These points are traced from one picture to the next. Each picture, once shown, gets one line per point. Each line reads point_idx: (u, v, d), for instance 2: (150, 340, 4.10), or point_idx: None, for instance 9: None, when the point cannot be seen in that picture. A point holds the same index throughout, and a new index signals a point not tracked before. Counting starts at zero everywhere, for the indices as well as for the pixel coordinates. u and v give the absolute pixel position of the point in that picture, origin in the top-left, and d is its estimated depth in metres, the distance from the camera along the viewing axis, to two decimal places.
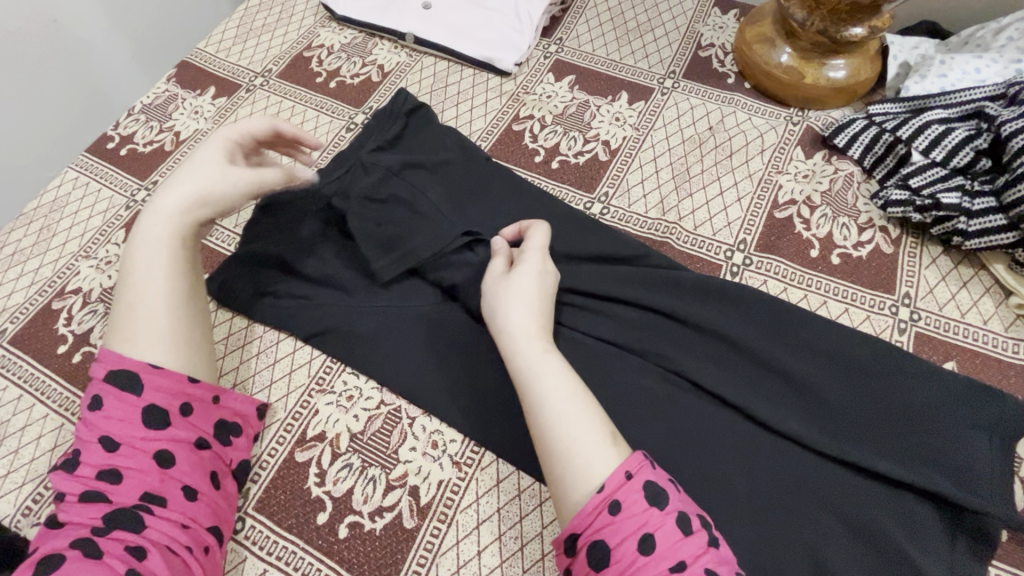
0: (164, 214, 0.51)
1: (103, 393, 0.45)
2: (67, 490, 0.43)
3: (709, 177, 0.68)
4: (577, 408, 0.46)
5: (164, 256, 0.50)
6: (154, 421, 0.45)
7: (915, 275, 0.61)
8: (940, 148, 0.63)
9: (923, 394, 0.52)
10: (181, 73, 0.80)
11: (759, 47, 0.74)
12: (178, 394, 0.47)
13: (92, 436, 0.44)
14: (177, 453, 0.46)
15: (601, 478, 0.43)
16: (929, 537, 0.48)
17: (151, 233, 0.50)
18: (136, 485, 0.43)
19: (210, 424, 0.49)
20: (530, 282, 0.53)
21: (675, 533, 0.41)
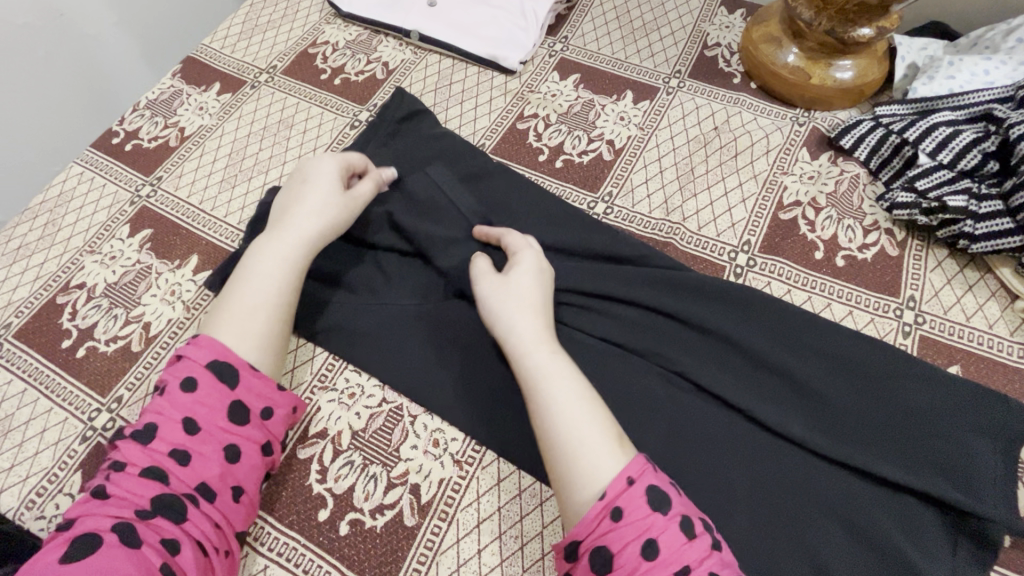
0: (289, 236, 0.55)
1: (198, 376, 0.47)
2: (133, 459, 0.44)
3: (714, 177, 0.68)
4: (588, 408, 0.47)
5: (282, 275, 0.53)
6: (236, 417, 0.47)
7: (920, 277, 0.61)
8: (948, 151, 0.63)
9: (928, 399, 0.52)
10: (186, 69, 0.80)
11: (766, 46, 0.73)
12: (262, 397, 0.49)
13: (175, 415, 0.46)
14: (245, 453, 0.47)
15: (605, 482, 0.43)
16: (930, 541, 0.48)
17: (274, 255, 0.53)
18: (200, 475, 0.45)
19: (283, 430, 0.50)
20: (536, 282, 0.55)
21: (678, 537, 0.41)
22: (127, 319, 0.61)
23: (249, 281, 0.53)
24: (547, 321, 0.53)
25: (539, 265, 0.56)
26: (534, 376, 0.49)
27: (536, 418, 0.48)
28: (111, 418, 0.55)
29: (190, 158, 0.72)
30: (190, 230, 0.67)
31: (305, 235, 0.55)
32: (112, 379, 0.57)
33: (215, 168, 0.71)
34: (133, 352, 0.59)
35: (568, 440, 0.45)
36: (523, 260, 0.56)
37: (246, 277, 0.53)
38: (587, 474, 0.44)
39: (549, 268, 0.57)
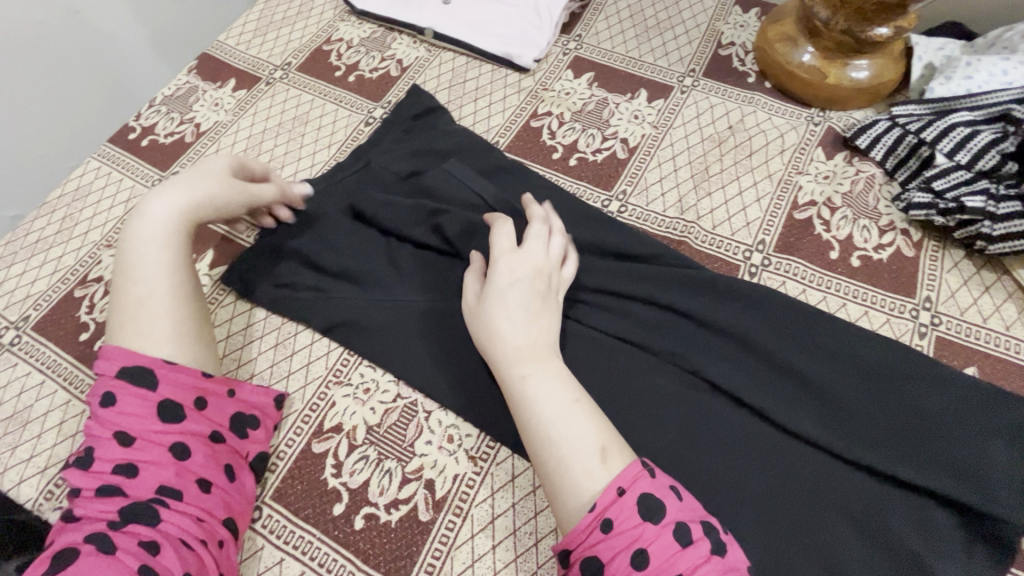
0: (158, 218, 0.52)
1: (115, 389, 0.46)
2: (82, 486, 0.43)
3: (728, 176, 0.68)
4: (569, 424, 0.46)
5: (164, 259, 0.52)
6: (168, 416, 0.46)
7: (936, 278, 0.60)
8: (965, 151, 0.62)
9: (944, 401, 0.52)
10: (201, 65, 0.81)
11: (781, 46, 0.73)
12: (191, 389, 0.48)
13: (105, 432, 0.45)
14: (194, 446, 0.47)
15: (595, 494, 0.43)
16: (946, 542, 0.48)
17: (147, 239, 0.52)
18: (153, 479, 0.44)
19: (226, 416, 0.50)
20: (516, 292, 0.52)
21: (672, 546, 0.40)
22: None
23: (131, 270, 0.51)
24: (533, 331, 0.51)
25: (523, 271, 0.53)
26: (515, 396, 0.48)
27: (524, 428, 0.47)
28: None
29: (206, 154, 0.72)
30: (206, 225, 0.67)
31: (178, 212, 0.53)
32: None
33: None
34: None
35: (549, 462, 0.45)
36: (500, 271, 0.53)
37: (124, 266, 0.51)
38: (570, 494, 0.44)
39: (528, 267, 0.54)
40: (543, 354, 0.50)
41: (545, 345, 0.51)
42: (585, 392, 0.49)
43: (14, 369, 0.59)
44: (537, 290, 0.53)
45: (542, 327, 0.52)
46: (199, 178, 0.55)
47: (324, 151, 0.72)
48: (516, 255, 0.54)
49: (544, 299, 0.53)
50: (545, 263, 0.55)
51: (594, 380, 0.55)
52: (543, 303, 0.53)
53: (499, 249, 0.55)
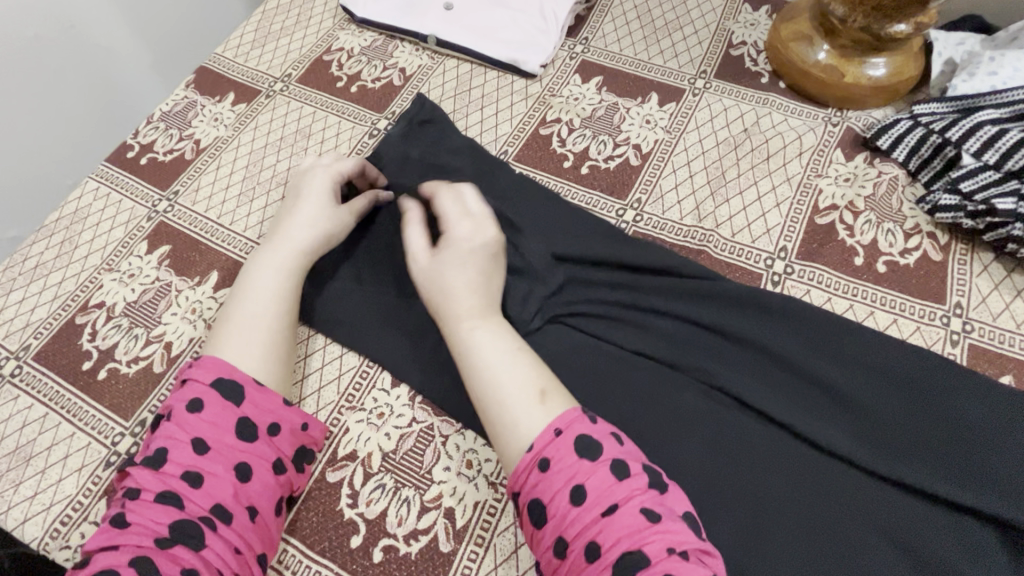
0: (286, 241, 0.57)
1: (203, 396, 0.47)
2: (146, 485, 0.43)
3: (745, 181, 0.66)
4: (512, 373, 0.48)
5: (275, 286, 0.54)
6: (243, 433, 0.47)
7: (966, 283, 0.58)
8: (993, 151, 0.60)
9: (982, 413, 0.50)
10: (199, 80, 0.79)
11: (795, 45, 0.71)
12: (268, 412, 0.48)
13: (183, 435, 0.45)
14: (257, 471, 0.46)
15: (534, 435, 0.45)
16: (991, 562, 0.46)
17: (265, 265, 0.55)
18: (212, 497, 0.44)
19: (293, 447, 0.49)
20: (466, 254, 0.54)
21: (608, 480, 0.42)
22: (148, 339, 0.59)
23: (245, 293, 0.54)
24: (479, 289, 0.53)
25: (469, 228, 0.55)
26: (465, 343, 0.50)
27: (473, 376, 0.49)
28: (136, 442, 0.54)
29: (206, 171, 0.71)
30: (208, 245, 0.65)
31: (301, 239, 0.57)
32: (135, 402, 0.56)
33: (233, 180, 0.70)
34: (156, 373, 0.57)
35: (492, 406, 0.47)
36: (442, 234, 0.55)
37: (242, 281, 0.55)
38: (512, 437, 0.45)
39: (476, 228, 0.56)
40: (484, 307, 0.52)
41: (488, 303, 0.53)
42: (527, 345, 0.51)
43: (16, 401, 0.57)
44: (486, 249, 0.55)
45: (485, 284, 0.54)
46: (316, 206, 0.59)
47: None
48: (469, 220, 0.56)
49: (488, 258, 0.55)
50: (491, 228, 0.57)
51: (617, 401, 0.54)
52: (491, 264, 0.55)
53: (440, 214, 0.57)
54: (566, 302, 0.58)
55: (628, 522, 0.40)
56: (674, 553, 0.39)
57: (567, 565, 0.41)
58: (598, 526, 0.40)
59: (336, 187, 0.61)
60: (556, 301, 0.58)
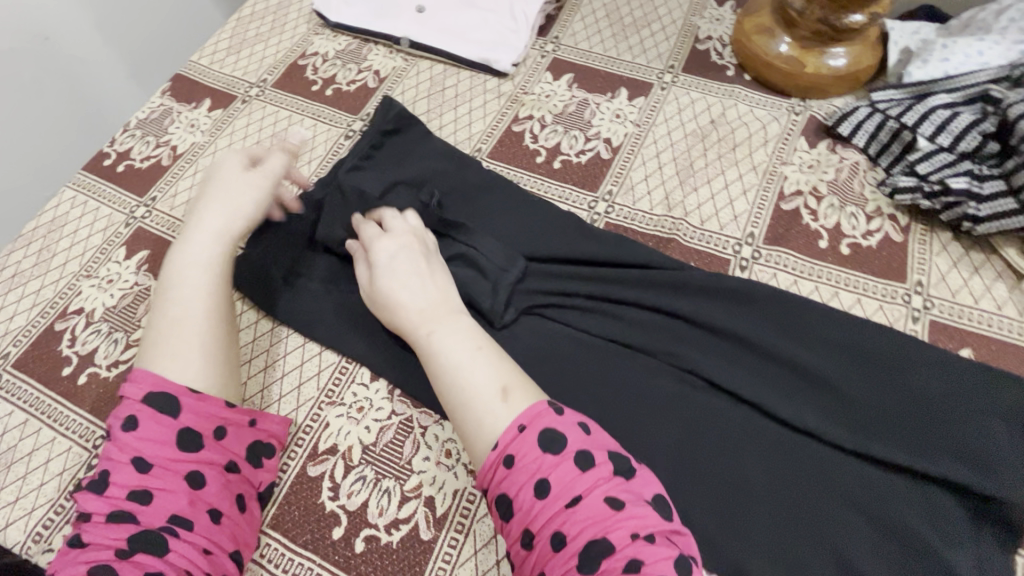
0: (203, 236, 0.55)
1: (138, 413, 0.46)
2: (94, 509, 0.43)
3: (713, 171, 0.68)
4: (469, 373, 0.48)
5: (201, 284, 0.53)
6: (186, 443, 0.46)
7: (926, 262, 0.60)
8: (947, 134, 0.62)
9: (942, 385, 0.52)
10: (176, 87, 0.79)
11: (758, 37, 0.73)
12: (211, 417, 0.48)
13: (123, 456, 0.44)
14: (209, 476, 0.46)
15: (499, 432, 0.45)
16: (955, 528, 0.47)
17: (189, 266, 0.53)
18: (166, 508, 0.44)
19: (244, 446, 0.49)
20: (399, 264, 0.56)
21: (572, 472, 0.42)
22: (128, 343, 0.60)
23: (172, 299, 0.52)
24: (424, 297, 0.54)
25: (403, 238, 0.58)
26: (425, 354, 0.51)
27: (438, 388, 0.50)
28: None
29: (184, 177, 0.71)
30: None
31: (211, 232, 0.55)
32: (115, 405, 0.56)
33: None
34: None
35: (460, 409, 0.48)
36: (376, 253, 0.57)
37: (165, 286, 0.53)
38: (478, 436, 0.46)
39: (407, 242, 0.57)
40: (429, 311, 0.53)
41: (437, 306, 0.54)
42: (486, 339, 0.52)
43: None
44: (419, 256, 0.57)
45: (430, 289, 0.55)
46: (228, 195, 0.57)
47: (305, 167, 0.71)
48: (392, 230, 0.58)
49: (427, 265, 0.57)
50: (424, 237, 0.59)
51: (591, 386, 0.55)
52: (432, 270, 0.57)
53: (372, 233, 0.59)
54: (536, 294, 0.60)
55: (592, 511, 0.41)
56: (638, 538, 0.40)
57: (534, 556, 0.42)
58: (562, 517, 0.41)
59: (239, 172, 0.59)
60: (528, 294, 0.60)
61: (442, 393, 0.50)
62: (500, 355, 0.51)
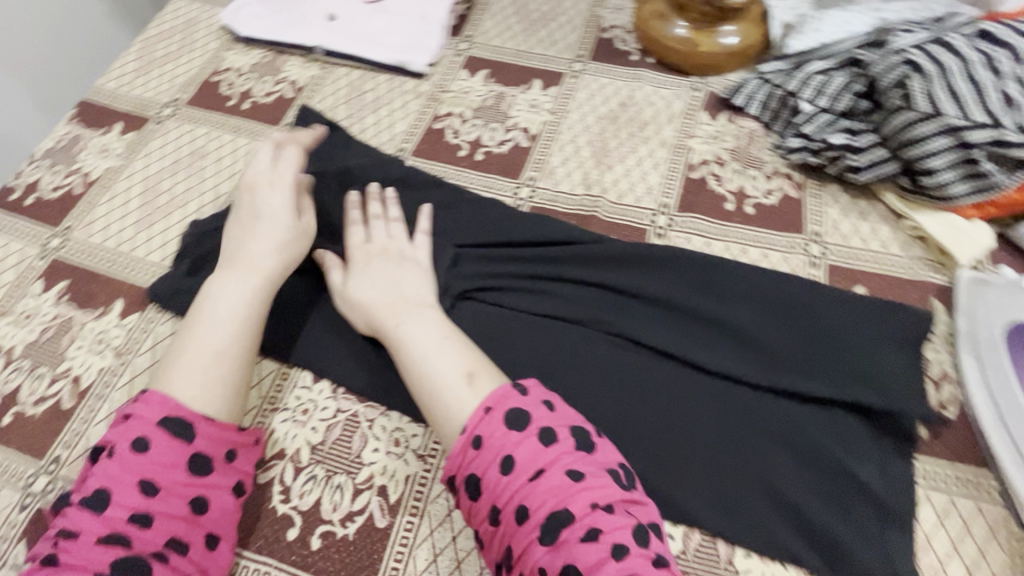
0: (244, 265, 0.55)
1: (150, 435, 0.44)
2: (86, 528, 0.41)
3: (626, 150, 0.72)
4: (437, 360, 0.50)
5: (236, 311, 0.52)
6: (197, 468, 0.45)
7: (820, 213, 0.66)
8: (825, 97, 0.68)
9: (840, 321, 0.57)
10: (83, 114, 0.77)
11: (655, 23, 0.78)
12: (223, 442, 0.47)
13: (129, 477, 0.43)
14: (216, 500, 0.46)
15: (466, 417, 0.46)
16: (861, 443, 0.52)
17: (226, 290, 0.53)
18: (168, 532, 0.43)
19: (250, 467, 0.49)
20: (373, 270, 0.59)
21: (537, 448, 0.43)
22: (54, 376, 0.58)
23: (206, 321, 0.52)
24: (395, 295, 0.56)
25: (374, 253, 0.60)
26: (393, 347, 0.53)
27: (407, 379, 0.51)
28: (50, 480, 0.53)
29: (100, 203, 0.69)
30: (109, 274, 0.64)
31: (253, 264, 0.55)
32: (45, 440, 0.55)
33: (129, 208, 0.69)
34: (66, 408, 0.56)
35: (427, 396, 0.49)
36: (353, 260, 0.60)
37: (201, 309, 0.53)
38: (447, 423, 0.47)
39: (384, 252, 0.60)
40: (399, 308, 0.55)
41: (410, 302, 0.56)
42: (455, 331, 0.53)
43: None
44: (390, 263, 0.59)
45: (400, 288, 0.57)
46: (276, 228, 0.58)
47: (227, 181, 0.71)
48: (367, 241, 0.61)
49: (399, 267, 0.59)
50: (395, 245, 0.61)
51: (527, 361, 0.57)
52: (405, 272, 0.59)
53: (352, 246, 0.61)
54: (470, 278, 0.62)
55: (554, 484, 0.42)
56: (598, 506, 0.41)
57: (500, 531, 0.43)
58: (525, 491, 0.42)
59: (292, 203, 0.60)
60: (461, 279, 0.62)
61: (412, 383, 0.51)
62: (466, 345, 0.52)
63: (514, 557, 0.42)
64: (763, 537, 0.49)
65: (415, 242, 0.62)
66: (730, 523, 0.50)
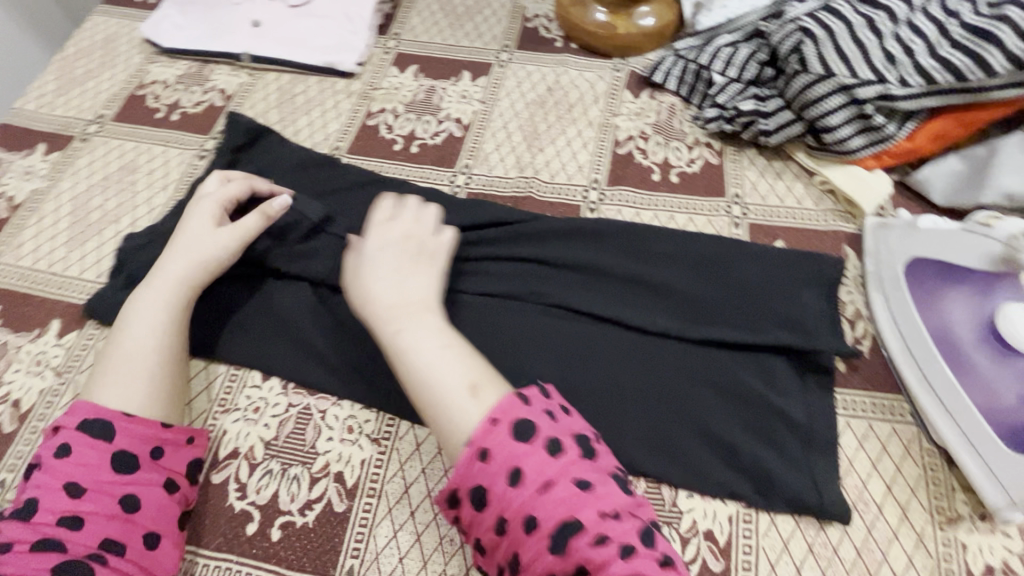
0: (164, 273, 0.54)
1: (72, 441, 0.45)
2: (17, 537, 0.41)
3: (555, 131, 0.75)
4: (439, 368, 0.46)
5: (152, 319, 0.52)
6: (123, 466, 0.45)
7: (740, 177, 0.70)
8: (734, 67, 0.73)
9: (762, 272, 0.61)
10: (2, 137, 0.75)
11: (576, 10, 0.81)
12: (148, 439, 0.47)
13: (55, 483, 0.43)
14: (147, 498, 0.45)
15: (470, 430, 0.43)
16: (786, 382, 0.56)
17: (144, 299, 0.53)
18: (98, 533, 0.43)
19: (183, 465, 0.49)
20: (383, 258, 0.53)
21: (545, 459, 0.40)
22: None
23: (121, 331, 0.51)
24: (403, 290, 0.51)
25: (391, 240, 0.54)
26: (391, 348, 0.48)
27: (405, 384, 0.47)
28: None
29: (27, 225, 0.68)
30: (43, 295, 0.63)
31: (179, 271, 0.55)
32: None
33: (59, 228, 0.68)
34: (6, 432, 0.55)
35: (429, 406, 0.45)
36: (370, 244, 0.54)
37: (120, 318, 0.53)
38: (452, 435, 0.44)
39: (399, 241, 0.54)
40: (409, 307, 0.50)
41: (417, 301, 0.50)
42: (456, 336, 0.49)
43: None
44: (405, 253, 0.53)
45: (407, 286, 0.51)
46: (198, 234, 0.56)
47: (161, 194, 0.70)
48: (389, 227, 0.55)
49: (414, 260, 0.53)
50: (411, 236, 0.55)
51: (473, 338, 0.59)
52: (417, 266, 0.53)
53: (369, 232, 0.55)
54: None
55: (563, 494, 0.39)
56: (608, 515, 0.39)
57: (505, 541, 0.40)
58: (534, 502, 0.39)
59: (221, 211, 0.58)
60: None
61: (409, 389, 0.47)
62: (470, 352, 0.48)
63: (520, 565, 0.39)
64: (702, 477, 0.52)
65: (437, 232, 0.56)
66: (672, 469, 0.53)
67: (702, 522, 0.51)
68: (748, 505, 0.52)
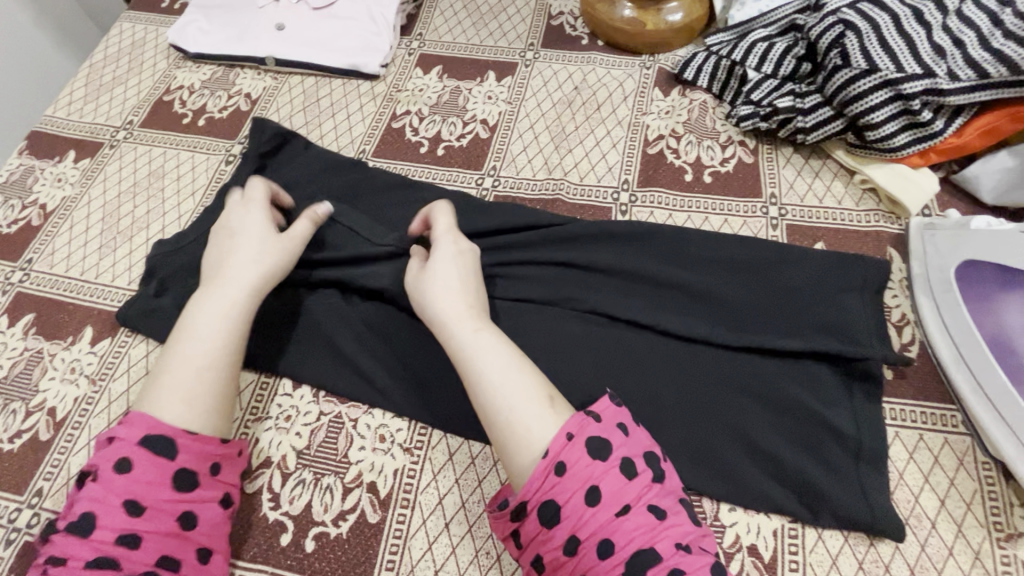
0: (220, 279, 0.53)
1: (133, 455, 0.44)
2: (73, 554, 0.41)
3: (583, 132, 0.73)
4: (512, 377, 0.45)
5: (212, 326, 0.50)
6: (182, 484, 0.45)
7: (776, 177, 0.68)
8: (769, 63, 0.70)
9: (803, 276, 0.58)
10: (33, 145, 0.76)
11: (602, 6, 0.78)
12: (207, 457, 0.47)
13: (113, 498, 0.42)
14: (203, 515, 0.45)
15: (542, 441, 0.42)
16: (831, 390, 0.54)
17: (202, 306, 0.51)
18: (156, 551, 0.42)
19: (235, 479, 0.49)
20: (455, 265, 0.52)
21: (620, 480, 0.40)
22: (29, 410, 0.57)
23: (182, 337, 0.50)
24: (471, 299, 0.50)
25: (457, 248, 0.53)
26: (462, 353, 0.47)
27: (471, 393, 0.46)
28: (33, 515, 0.52)
29: (59, 233, 0.68)
30: (75, 302, 0.63)
31: (233, 277, 0.53)
32: (24, 474, 0.54)
33: (91, 234, 0.68)
34: (43, 440, 0.56)
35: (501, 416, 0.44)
36: (438, 248, 0.53)
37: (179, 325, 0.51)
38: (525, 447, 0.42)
39: (471, 247, 0.54)
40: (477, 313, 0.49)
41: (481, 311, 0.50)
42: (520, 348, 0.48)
43: None
44: (471, 265, 0.53)
45: (476, 295, 0.51)
46: (251, 240, 0.55)
47: (189, 200, 0.70)
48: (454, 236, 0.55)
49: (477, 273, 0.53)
50: (475, 252, 0.54)
51: None
52: (478, 280, 0.53)
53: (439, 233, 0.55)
54: None
55: (641, 521, 0.39)
56: (682, 546, 0.39)
57: (574, 561, 0.39)
58: (612, 525, 0.39)
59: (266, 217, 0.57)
60: None
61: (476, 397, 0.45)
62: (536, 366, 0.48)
63: None
64: (745, 489, 0.51)
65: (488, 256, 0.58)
66: (713, 480, 0.51)
67: (746, 536, 0.50)
68: (793, 519, 0.50)
